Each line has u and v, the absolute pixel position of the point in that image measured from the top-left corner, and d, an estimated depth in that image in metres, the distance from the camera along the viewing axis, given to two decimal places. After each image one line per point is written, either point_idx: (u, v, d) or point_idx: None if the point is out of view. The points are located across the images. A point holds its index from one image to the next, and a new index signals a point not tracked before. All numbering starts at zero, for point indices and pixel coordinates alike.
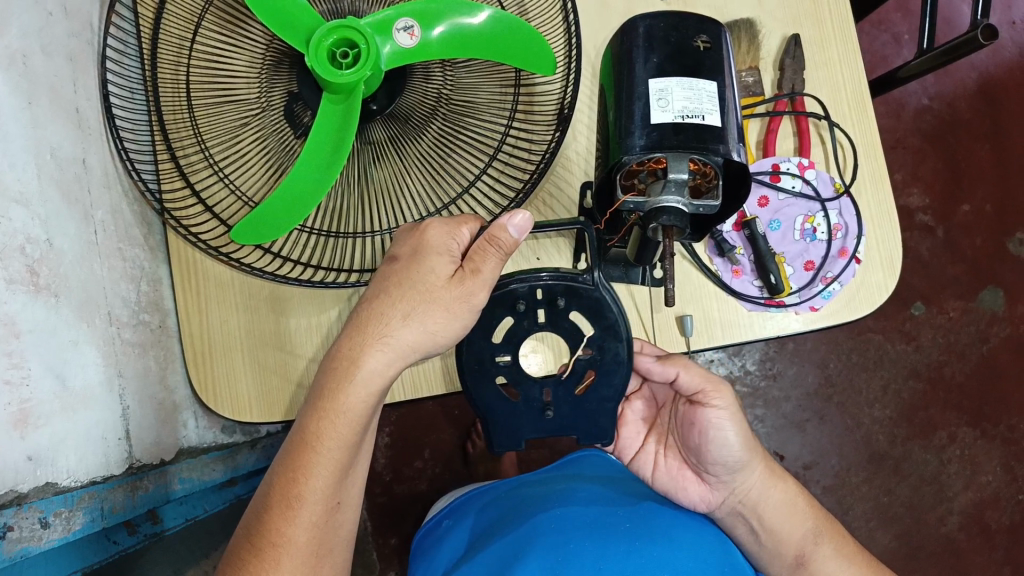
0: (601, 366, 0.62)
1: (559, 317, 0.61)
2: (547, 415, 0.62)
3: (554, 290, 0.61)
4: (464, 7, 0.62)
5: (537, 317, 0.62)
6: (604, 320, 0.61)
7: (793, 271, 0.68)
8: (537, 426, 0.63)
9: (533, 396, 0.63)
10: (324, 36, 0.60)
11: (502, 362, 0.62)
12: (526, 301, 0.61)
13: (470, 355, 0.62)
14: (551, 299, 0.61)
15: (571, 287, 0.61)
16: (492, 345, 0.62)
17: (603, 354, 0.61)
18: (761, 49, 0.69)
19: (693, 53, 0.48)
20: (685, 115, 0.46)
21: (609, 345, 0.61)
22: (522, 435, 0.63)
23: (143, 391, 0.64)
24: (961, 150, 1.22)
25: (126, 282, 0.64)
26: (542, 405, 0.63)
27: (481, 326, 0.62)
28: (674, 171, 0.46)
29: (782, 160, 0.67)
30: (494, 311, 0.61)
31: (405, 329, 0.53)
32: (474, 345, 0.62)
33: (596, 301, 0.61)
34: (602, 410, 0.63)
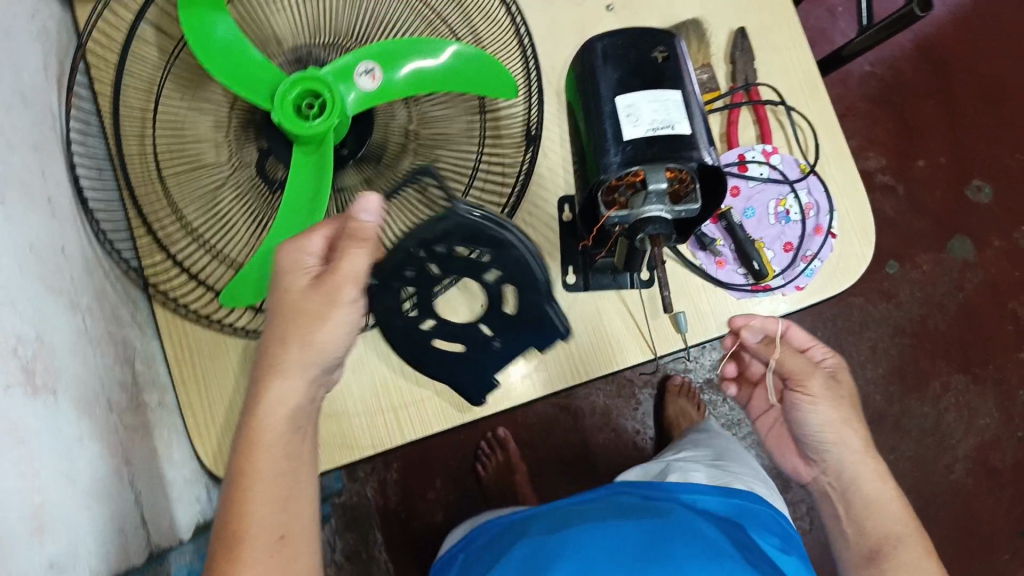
0: (518, 280, 0.56)
1: (446, 262, 0.56)
2: (494, 346, 0.64)
3: (420, 244, 0.54)
4: (422, 46, 0.64)
5: (429, 269, 0.57)
6: (486, 242, 0.53)
7: (773, 254, 0.69)
8: (494, 358, 0.64)
9: (474, 335, 0.63)
10: (287, 90, 0.63)
11: (427, 327, 0.62)
12: (413, 269, 0.57)
13: (394, 322, 0.60)
14: (427, 247, 0.54)
15: (430, 233, 0.53)
16: (411, 316, 0.61)
17: (516, 268, 0.56)
18: (711, 45, 0.70)
19: (653, 65, 0.49)
20: (656, 127, 0.47)
21: (517, 264, 0.55)
22: (488, 375, 0.65)
23: (151, 474, 0.63)
24: (909, 109, 1.25)
25: (120, 365, 0.63)
26: (488, 342, 0.63)
27: (386, 307, 0.59)
28: (653, 181, 0.47)
29: (746, 149, 0.69)
30: (389, 289, 0.58)
31: (287, 350, 0.53)
32: (388, 322, 0.60)
33: (467, 222, 0.52)
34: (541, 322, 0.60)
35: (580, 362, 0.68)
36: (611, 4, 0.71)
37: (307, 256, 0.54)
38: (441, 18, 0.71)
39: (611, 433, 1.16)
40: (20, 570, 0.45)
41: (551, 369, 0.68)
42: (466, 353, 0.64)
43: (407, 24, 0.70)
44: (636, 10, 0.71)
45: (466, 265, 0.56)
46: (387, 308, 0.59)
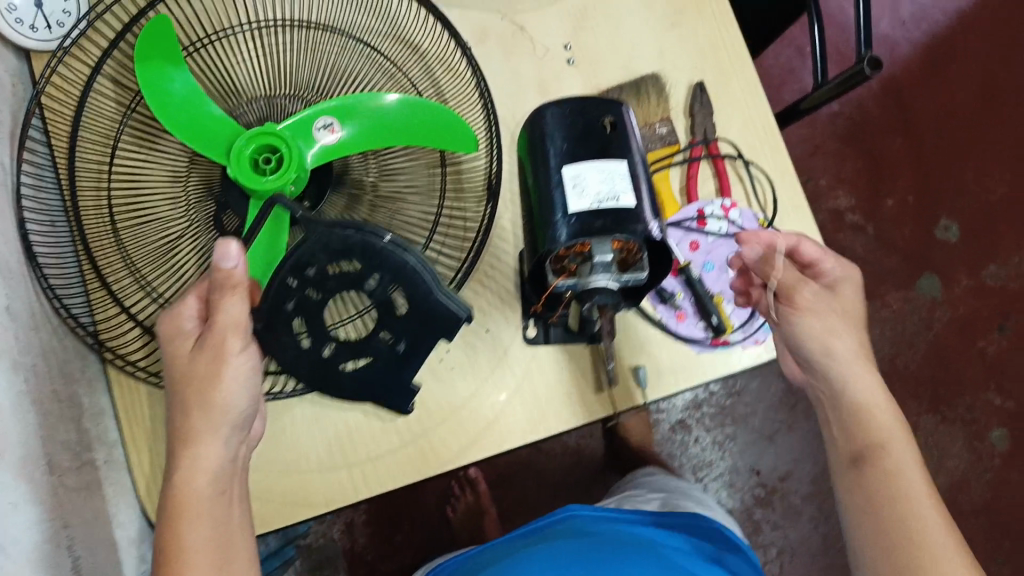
0: (401, 279, 0.54)
1: (323, 280, 0.54)
2: (399, 349, 0.57)
3: (289, 270, 0.53)
4: (380, 100, 0.64)
5: (309, 298, 0.55)
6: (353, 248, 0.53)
7: (732, 308, 0.69)
8: (405, 366, 0.58)
9: (374, 344, 0.57)
10: (243, 145, 0.62)
11: (328, 351, 0.57)
12: (294, 298, 0.54)
13: (291, 361, 0.56)
14: (298, 272, 0.53)
15: (294, 256, 0.53)
16: (307, 345, 0.56)
17: (390, 263, 0.53)
18: (670, 99, 0.71)
19: (600, 134, 0.49)
20: (601, 199, 0.47)
21: (389, 258, 0.53)
22: (408, 379, 0.59)
23: (92, 537, 0.61)
24: (877, 149, 1.27)
25: (65, 425, 0.61)
26: (392, 348, 0.57)
27: (282, 349, 0.56)
28: (599, 253, 0.47)
29: (705, 204, 0.69)
30: (275, 327, 0.55)
31: (192, 416, 0.54)
32: (286, 359, 0.56)
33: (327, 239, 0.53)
34: (440, 313, 0.55)
35: (539, 419, 0.67)
36: (571, 57, 0.71)
37: (185, 321, 0.55)
38: (403, 70, 0.70)
39: (581, 474, 1.16)
40: None
41: (510, 426, 0.67)
42: (377, 369, 0.58)
43: (368, 77, 0.69)
44: (596, 63, 0.71)
45: (338, 279, 0.54)
46: (280, 348, 0.56)
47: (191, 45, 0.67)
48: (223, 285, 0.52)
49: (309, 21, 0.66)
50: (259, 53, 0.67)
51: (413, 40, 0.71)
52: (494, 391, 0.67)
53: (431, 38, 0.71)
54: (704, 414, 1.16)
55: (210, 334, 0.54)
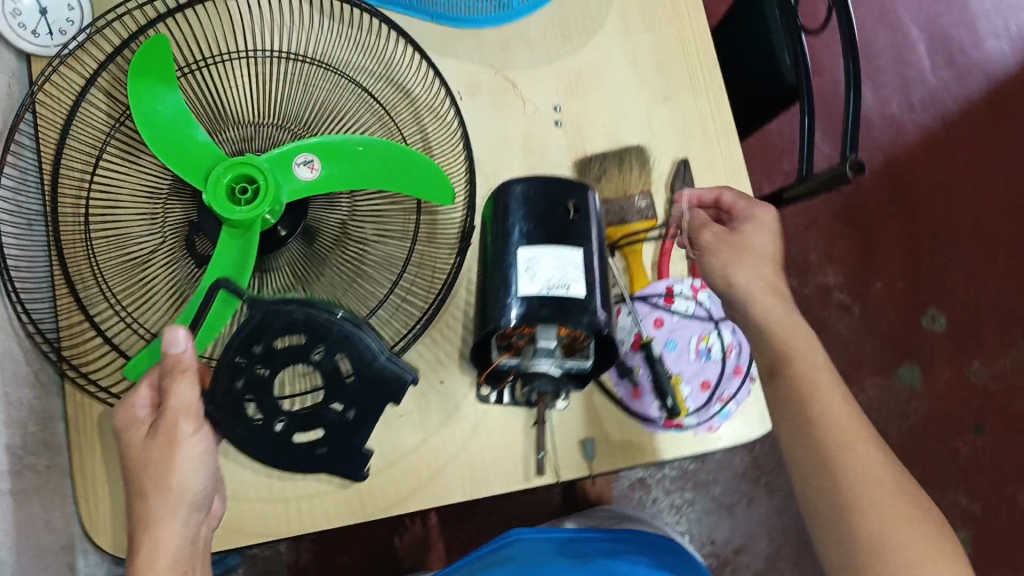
0: (344, 348, 0.55)
1: (271, 355, 0.55)
2: (350, 418, 0.56)
3: (237, 348, 0.54)
4: (362, 144, 0.65)
5: (258, 376, 0.55)
6: (296, 318, 0.54)
7: (689, 392, 0.68)
8: (358, 435, 0.57)
9: (324, 415, 0.56)
10: (221, 173, 0.63)
11: (279, 428, 0.56)
12: (245, 378, 0.55)
13: (243, 438, 0.56)
14: (245, 349, 0.54)
15: (240, 333, 0.54)
16: (260, 421, 0.56)
17: (330, 334, 0.54)
18: (653, 172, 0.71)
19: (561, 219, 0.50)
20: (550, 285, 0.49)
21: (329, 328, 0.54)
22: (362, 448, 0.57)
23: (22, 543, 0.61)
24: (871, 230, 1.26)
25: (10, 427, 0.61)
26: (341, 418, 0.56)
27: (235, 428, 0.56)
28: (543, 338, 0.49)
29: (674, 282, 0.69)
30: (225, 408, 0.55)
31: (147, 500, 0.55)
32: (238, 437, 0.56)
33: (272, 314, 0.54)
34: (386, 376, 0.56)
35: (479, 478, 0.67)
36: (560, 118, 0.71)
37: (138, 409, 0.57)
38: (391, 114, 0.71)
39: (535, 519, 1.15)
40: None
41: (450, 481, 0.67)
42: (331, 445, 0.57)
43: (357, 117, 0.70)
44: (583, 127, 0.71)
45: (285, 353, 0.55)
46: (230, 428, 0.56)
47: (186, 65, 0.68)
48: (172, 370, 0.54)
49: (304, 56, 0.68)
50: (252, 81, 0.68)
51: (405, 85, 0.72)
52: (439, 445, 0.67)
53: (423, 85, 0.72)
54: (667, 475, 1.16)
55: (162, 418, 0.55)
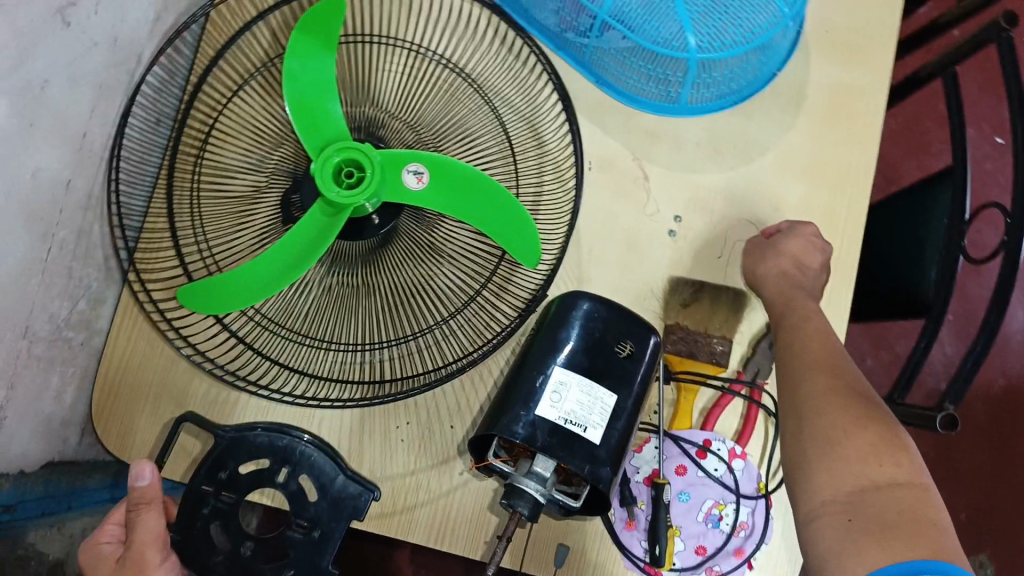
0: (300, 467, 0.63)
1: (237, 481, 0.62)
2: (315, 536, 0.62)
3: (204, 477, 0.62)
4: (471, 175, 0.64)
5: (223, 502, 0.62)
6: (259, 443, 0.63)
7: (682, 548, 0.64)
8: (325, 551, 0.62)
9: (287, 534, 0.62)
10: (332, 153, 0.64)
11: (247, 551, 0.62)
12: (211, 508, 0.62)
13: (217, 563, 0.62)
14: (211, 476, 0.62)
15: (208, 461, 0.63)
16: (230, 545, 0.62)
17: (282, 455, 0.63)
18: (741, 320, 0.67)
19: (611, 356, 0.50)
20: (569, 418, 0.48)
21: (283, 450, 0.63)
22: (327, 565, 0.62)
23: (31, 406, 0.64)
24: (960, 448, 1.15)
25: (62, 299, 0.64)
26: (307, 535, 0.62)
27: (204, 553, 0.62)
28: (539, 463, 0.48)
29: (715, 437, 0.65)
30: (193, 534, 0.62)
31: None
32: (210, 564, 0.62)
33: (237, 441, 0.63)
34: (348, 494, 0.63)
35: (447, 532, 0.66)
36: (675, 230, 0.69)
37: (104, 544, 0.63)
38: (517, 155, 0.70)
39: None
40: None
41: (416, 521, 0.66)
42: (294, 560, 0.62)
43: (485, 144, 0.69)
44: (693, 248, 0.68)
45: (245, 481, 0.62)
46: (201, 556, 0.62)
47: (352, 35, 0.70)
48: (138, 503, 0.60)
49: (464, 74, 0.69)
50: (407, 76, 0.69)
51: (541, 133, 0.70)
52: (421, 484, 0.66)
53: (558, 142, 0.70)
54: None
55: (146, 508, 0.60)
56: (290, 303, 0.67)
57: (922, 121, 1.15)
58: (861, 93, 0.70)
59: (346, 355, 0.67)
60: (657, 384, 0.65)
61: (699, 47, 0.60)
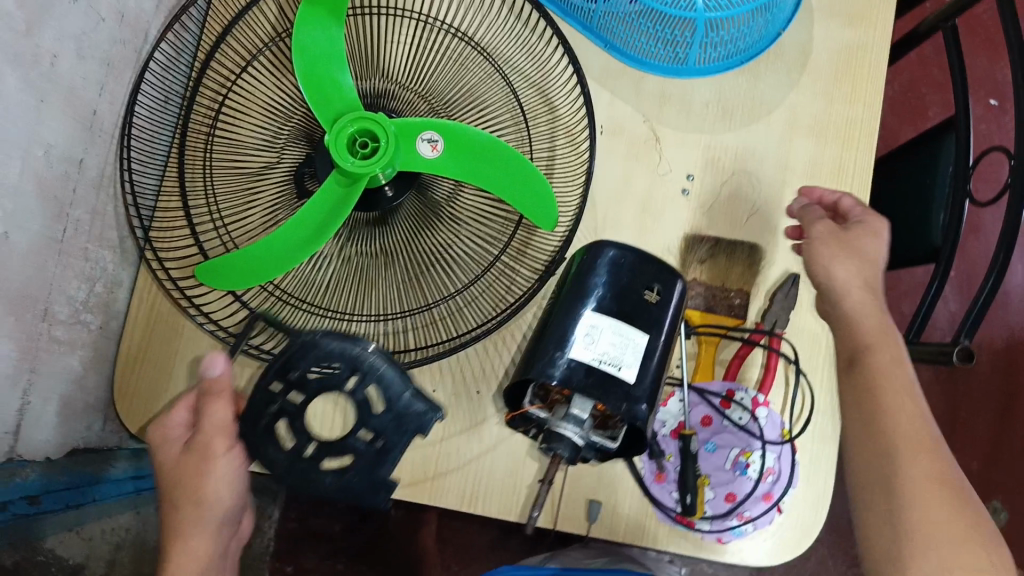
0: (370, 378, 0.55)
1: (306, 383, 0.56)
2: (377, 448, 0.56)
3: (271, 375, 0.56)
4: (485, 141, 0.64)
5: (291, 402, 0.57)
6: (327, 351, 0.55)
7: (712, 497, 0.65)
8: (388, 462, 0.56)
9: (351, 443, 0.56)
10: (345, 123, 0.64)
11: (310, 453, 0.57)
12: (280, 405, 0.57)
13: (278, 458, 0.57)
14: (281, 376, 0.56)
15: (275, 362, 0.55)
16: (287, 453, 0.57)
17: (353, 364, 0.55)
18: (759, 274, 0.68)
19: (640, 300, 0.51)
20: (603, 359, 0.50)
21: (354, 359, 0.55)
22: (387, 479, 0.56)
23: (53, 390, 0.63)
24: (967, 403, 1.17)
25: (78, 281, 0.63)
26: (370, 446, 0.56)
27: (266, 448, 0.57)
28: (576, 406, 0.50)
29: (737, 387, 0.66)
30: (258, 427, 0.57)
31: None
32: (270, 457, 0.57)
33: (304, 344, 0.55)
34: (415, 411, 0.55)
35: (479, 496, 0.66)
36: (688, 189, 0.70)
37: (172, 428, 0.59)
38: (529, 122, 0.70)
39: (523, 546, 1.15)
40: None
41: (447, 487, 0.66)
42: (351, 474, 0.56)
43: (495, 112, 0.70)
44: (708, 206, 0.69)
45: (314, 384, 0.56)
46: (262, 451, 0.57)
47: (360, 7, 0.70)
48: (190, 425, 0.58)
49: (473, 44, 0.69)
50: (414, 47, 0.69)
51: (553, 100, 0.71)
52: (451, 451, 0.67)
53: (570, 108, 0.71)
54: None
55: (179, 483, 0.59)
56: (309, 278, 0.67)
57: (917, 88, 1.18)
58: (863, 48, 0.71)
59: (368, 327, 0.67)
60: (680, 339, 0.66)
61: (708, 7, 0.61)
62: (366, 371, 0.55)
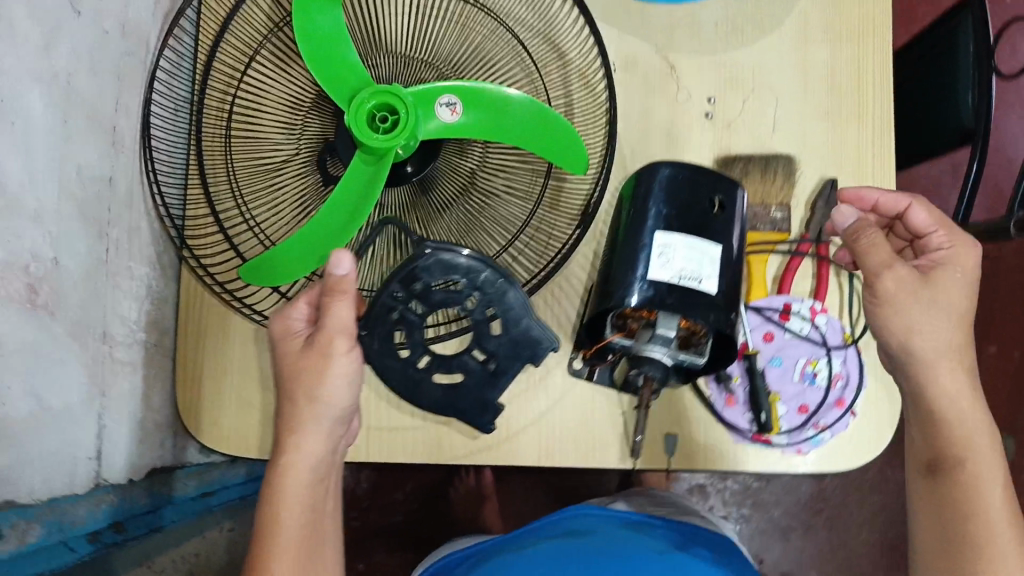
0: (495, 302, 0.58)
1: (430, 296, 0.58)
2: (490, 369, 0.61)
3: (396, 287, 0.57)
4: (503, 95, 0.63)
5: (412, 312, 0.59)
6: (460, 270, 0.57)
7: (785, 411, 0.66)
8: (495, 385, 0.61)
9: (467, 364, 0.61)
10: (365, 98, 0.62)
11: (420, 365, 0.61)
12: (398, 313, 0.59)
13: (392, 365, 0.60)
14: (407, 288, 0.57)
15: (402, 274, 0.57)
16: (403, 361, 0.60)
17: (486, 284, 0.57)
18: (797, 185, 0.68)
19: (706, 212, 0.52)
20: (683, 275, 0.51)
21: (489, 280, 0.57)
22: (493, 400, 0.62)
23: (125, 412, 0.64)
24: (1001, 291, 1.17)
25: (129, 300, 0.64)
26: (483, 368, 0.61)
27: (381, 354, 0.60)
28: (663, 326, 0.51)
29: (794, 300, 0.66)
30: (379, 334, 0.59)
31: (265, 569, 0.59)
32: (386, 365, 0.60)
33: (438, 261, 0.56)
34: (530, 338, 0.59)
35: (555, 448, 0.67)
36: (711, 112, 0.69)
37: (294, 320, 0.60)
38: (542, 72, 0.70)
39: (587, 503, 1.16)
40: None
41: (522, 445, 0.67)
42: (465, 384, 0.62)
43: (506, 68, 0.69)
44: (735, 127, 0.69)
45: (440, 297, 0.58)
46: (382, 357, 0.60)
47: None
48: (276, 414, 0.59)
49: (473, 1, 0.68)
50: (413, 13, 0.68)
51: (561, 46, 0.70)
52: (521, 407, 0.67)
53: (580, 51, 0.70)
54: (727, 488, 1.16)
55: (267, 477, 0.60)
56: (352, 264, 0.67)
57: None
58: None
59: None
60: None
61: None
62: (499, 293, 0.58)
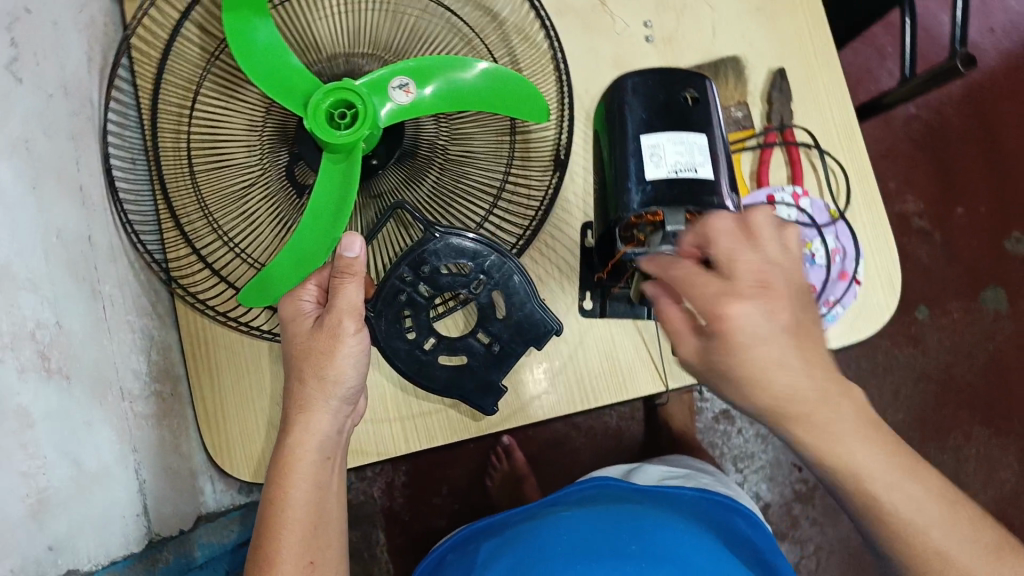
0: (500, 288, 0.61)
1: (438, 279, 0.61)
2: (496, 351, 0.63)
3: (403, 270, 0.60)
4: (456, 64, 0.63)
5: (419, 295, 0.61)
6: (467, 253, 0.60)
7: None
8: (499, 367, 0.64)
9: (472, 346, 0.63)
10: (321, 98, 0.60)
11: (429, 346, 0.63)
12: (405, 293, 0.61)
13: (401, 348, 0.62)
14: (415, 270, 0.60)
15: (411, 255, 0.60)
16: (409, 342, 0.62)
17: (493, 268, 0.61)
18: (748, 83, 0.70)
19: (683, 107, 0.57)
20: (678, 167, 0.55)
21: (497, 263, 0.61)
22: (495, 381, 0.64)
23: (159, 464, 0.64)
24: (953, 154, 1.21)
25: (137, 354, 0.63)
26: (489, 350, 0.63)
27: (390, 335, 0.61)
28: (671, 222, 0.54)
29: (775, 190, 0.68)
30: (389, 314, 0.61)
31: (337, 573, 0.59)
32: (394, 348, 0.62)
33: (446, 243, 0.60)
34: (535, 321, 0.62)
35: (588, 388, 0.69)
36: (650, 35, 0.71)
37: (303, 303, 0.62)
38: (479, 36, 0.71)
39: (621, 457, 1.17)
40: (18, 552, 0.47)
41: (556, 395, 0.69)
42: (471, 365, 0.63)
43: (445, 41, 0.71)
44: (677, 43, 0.71)
45: (446, 280, 0.61)
46: (393, 339, 0.62)
47: None
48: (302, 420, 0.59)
49: None
50: (342, 9, 0.69)
51: (493, 8, 0.72)
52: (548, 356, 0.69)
53: (511, 9, 0.72)
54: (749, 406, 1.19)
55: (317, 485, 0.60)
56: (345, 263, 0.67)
57: None
58: None
59: None
60: None
61: None
62: (506, 278, 0.61)
